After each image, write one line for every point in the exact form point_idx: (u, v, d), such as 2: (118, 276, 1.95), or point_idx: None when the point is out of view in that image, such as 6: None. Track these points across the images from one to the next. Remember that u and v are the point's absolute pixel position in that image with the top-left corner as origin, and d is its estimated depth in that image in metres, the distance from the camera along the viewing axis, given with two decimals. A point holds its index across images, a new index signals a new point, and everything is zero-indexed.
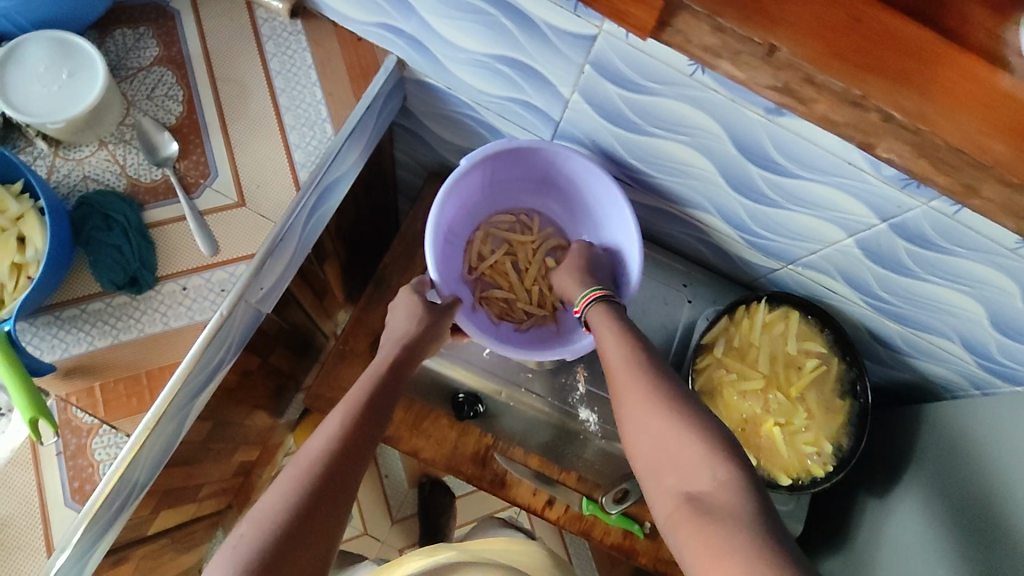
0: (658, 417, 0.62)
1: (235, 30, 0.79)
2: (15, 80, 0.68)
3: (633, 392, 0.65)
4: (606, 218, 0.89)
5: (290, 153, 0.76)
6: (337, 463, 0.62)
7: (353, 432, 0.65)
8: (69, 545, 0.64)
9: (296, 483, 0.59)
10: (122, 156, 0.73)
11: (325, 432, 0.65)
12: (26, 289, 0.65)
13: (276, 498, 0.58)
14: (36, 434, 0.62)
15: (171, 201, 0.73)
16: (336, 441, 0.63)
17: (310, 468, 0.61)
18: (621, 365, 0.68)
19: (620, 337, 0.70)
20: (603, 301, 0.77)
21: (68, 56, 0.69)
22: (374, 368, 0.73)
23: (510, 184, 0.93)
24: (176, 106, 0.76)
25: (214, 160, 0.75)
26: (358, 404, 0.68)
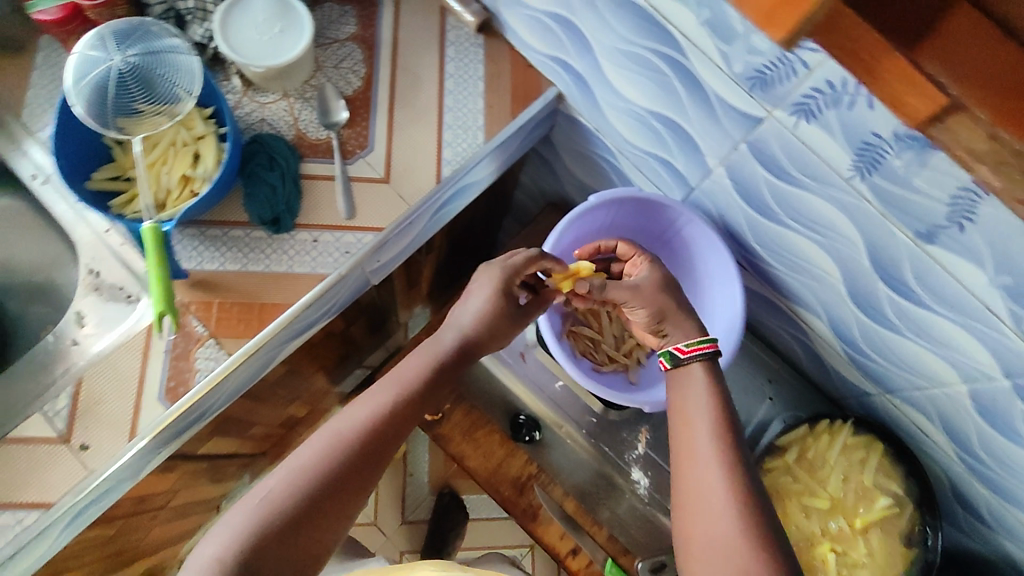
0: (718, 492, 0.59)
1: (425, 30, 0.87)
2: (235, 22, 0.76)
3: (699, 464, 0.62)
4: (715, 288, 0.88)
5: (440, 148, 0.82)
6: (369, 442, 0.63)
7: (396, 411, 0.66)
8: (149, 434, 0.67)
9: (331, 450, 0.60)
10: (298, 110, 0.81)
11: (362, 410, 0.65)
12: (189, 200, 0.72)
13: (313, 459, 0.59)
14: (158, 326, 0.66)
15: (325, 161, 0.79)
16: (378, 417, 0.65)
17: (339, 438, 0.62)
18: (696, 430, 0.65)
19: (713, 404, 0.66)
20: (696, 362, 0.70)
21: (283, 13, 0.77)
22: (435, 352, 0.72)
23: (628, 234, 0.95)
24: (356, 80, 0.83)
25: (375, 136, 0.81)
26: (409, 385, 0.68)
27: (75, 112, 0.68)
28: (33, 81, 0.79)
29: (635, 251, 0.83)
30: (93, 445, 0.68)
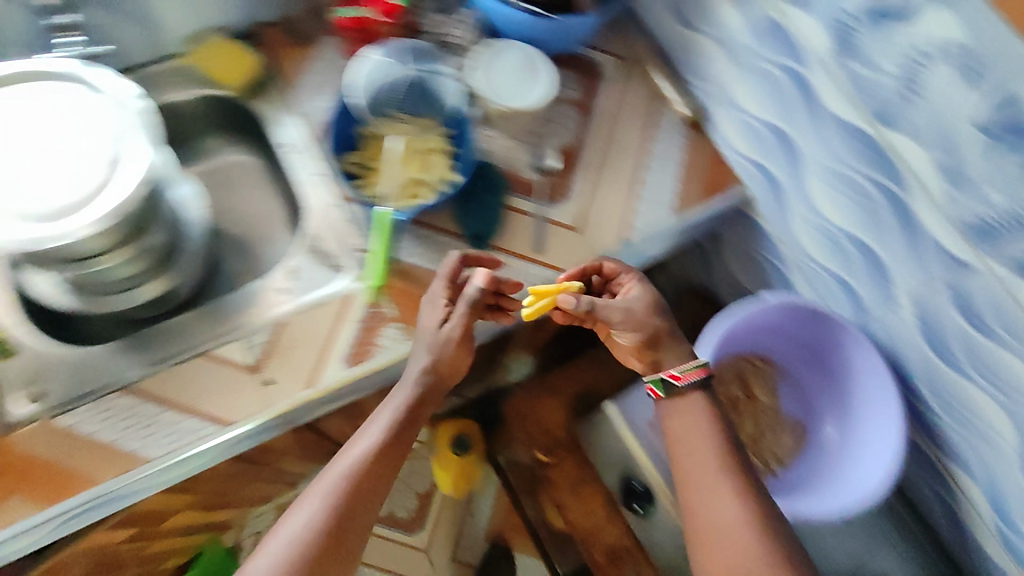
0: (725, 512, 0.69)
1: (639, 110, 0.95)
2: (490, 66, 0.87)
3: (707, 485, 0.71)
4: (870, 423, 0.84)
5: (631, 213, 0.88)
6: (365, 473, 0.69)
7: (367, 469, 0.69)
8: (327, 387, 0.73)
9: (313, 524, 0.65)
10: (514, 149, 0.89)
11: (363, 442, 0.71)
12: (417, 202, 0.80)
13: (295, 536, 0.64)
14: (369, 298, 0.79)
15: (527, 198, 0.87)
16: (352, 478, 0.68)
17: (338, 476, 0.68)
18: (704, 464, 0.72)
19: (712, 437, 0.74)
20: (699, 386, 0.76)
21: (529, 66, 0.87)
22: (410, 385, 0.73)
23: (791, 343, 0.94)
24: (571, 137, 0.92)
25: (576, 189, 0.89)
26: (379, 442, 0.71)
27: (352, 101, 0.83)
28: (309, 69, 0.92)
29: (621, 266, 0.81)
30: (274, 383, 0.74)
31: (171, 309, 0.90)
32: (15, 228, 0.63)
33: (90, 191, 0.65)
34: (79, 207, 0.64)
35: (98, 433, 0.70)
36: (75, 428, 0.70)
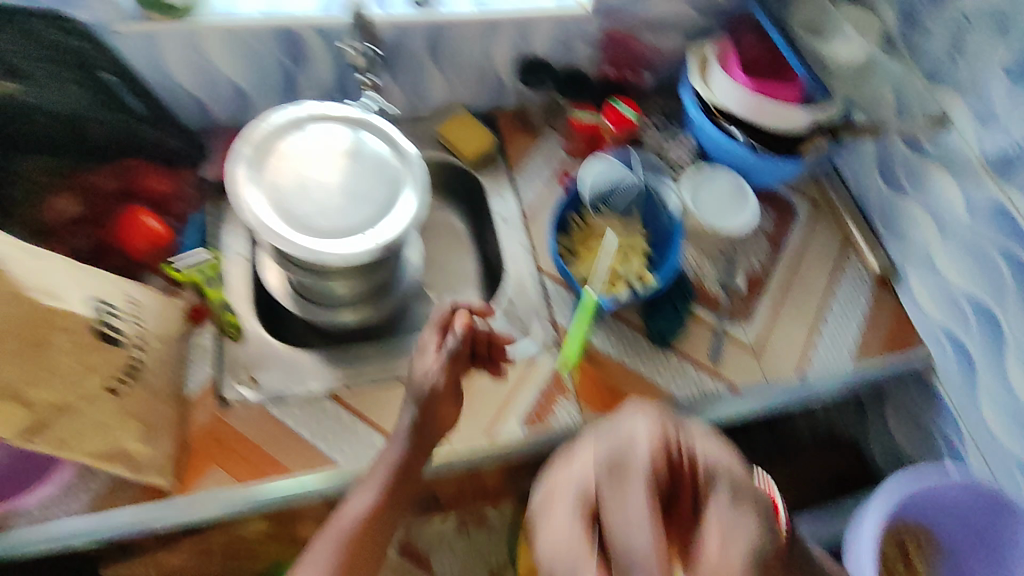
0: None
1: (827, 254, 0.98)
2: (701, 187, 0.95)
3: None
4: None
5: (809, 351, 0.90)
6: (363, 531, 0.65)
7: (374, 520, 0.66)
8: (504, 441, 0.80)
9: None
10: (703, 264, 0.94)
11: (357, 501, 0.67)
12: (620, 293, 0.85)
13: None
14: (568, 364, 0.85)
15: (710, 311, 0.91)
16: (359, 526, 0.65)
17: (334, 549, 0.63)
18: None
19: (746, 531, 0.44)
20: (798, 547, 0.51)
21: (739, 197, 0.95)
22: (399, 443, 0.71)
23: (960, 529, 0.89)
24: (760, 264, 0.96)
25: (757, 314, 0.92)
26: (377, 491, 0.68)
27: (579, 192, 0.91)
28: (531, 156, 1.02)
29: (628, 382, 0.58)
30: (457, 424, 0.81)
31: (354, 335, 0.97)
32: (314, 245, 0.72)
33: (363, 227, 0.74)
34: (352, 239, 0.73)
35: (307, 435, 0.77)
36: (288, 423, 0.77)
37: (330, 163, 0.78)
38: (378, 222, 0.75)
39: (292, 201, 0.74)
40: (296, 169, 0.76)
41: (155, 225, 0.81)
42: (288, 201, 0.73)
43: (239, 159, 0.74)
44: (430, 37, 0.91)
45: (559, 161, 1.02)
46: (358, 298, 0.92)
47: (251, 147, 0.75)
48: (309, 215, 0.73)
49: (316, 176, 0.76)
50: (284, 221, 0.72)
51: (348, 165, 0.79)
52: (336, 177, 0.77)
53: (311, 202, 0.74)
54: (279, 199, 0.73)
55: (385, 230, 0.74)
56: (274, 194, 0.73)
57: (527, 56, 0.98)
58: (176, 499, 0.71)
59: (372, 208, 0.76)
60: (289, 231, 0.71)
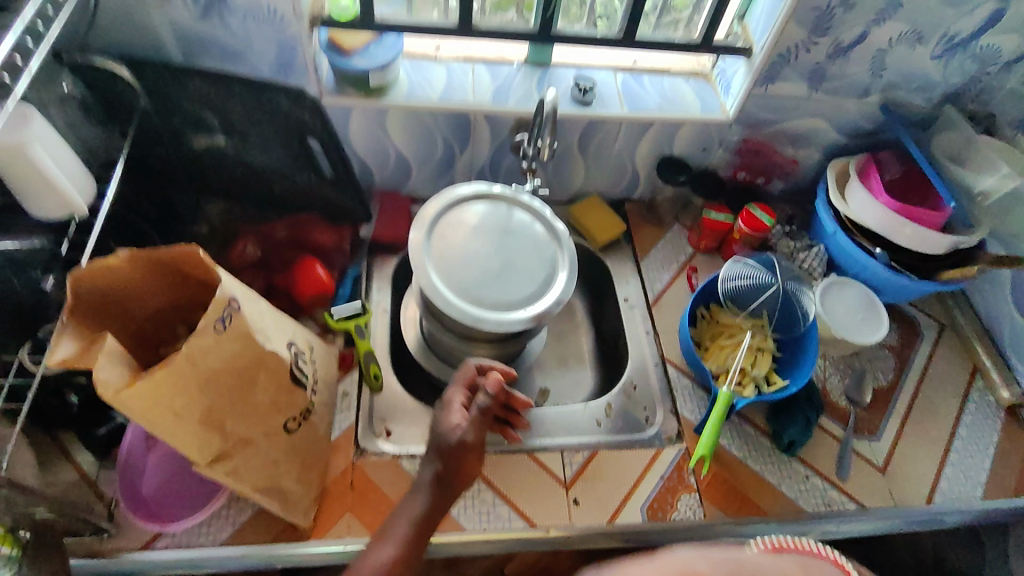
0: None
1: (952, 378, 1.00)
2: (833, 296, 0.97)
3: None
4: None
5: (937, 476, 0.91)
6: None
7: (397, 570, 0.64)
8: (626, 529, 0.79)
9: None
10: (829, 373, 0.97)
11: (381, 551, 0.65)
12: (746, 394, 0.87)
13: None
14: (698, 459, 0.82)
15: (839, 423, 0.93)
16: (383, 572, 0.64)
17: None
18: None
19: None
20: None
21: (869, 308, 0.97)
22: (425, 493, 0.70)
23: None
24: (885, 379, 0.99)
25: (884, 431, 0.94)
26: (403, 540, 0.66)
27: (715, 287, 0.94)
28: (658, 246, 1.07)
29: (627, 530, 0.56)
30: (579, 504, 0.81)
31: None
32: (480, 321, 0.77)
33: (520, 303, 0.80)
34: (510, 312, 0.79)
35: None
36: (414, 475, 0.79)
37: (493, 238, 0.84)
38: (533, 299, 0.80)
39: (459, 271, 0.80)
40: (464, 241, 0.83)
41: (322, 274, 0.87)
42: (455, 271, 0.81)
43: (419, 229, 0.83)
44: (583, 131, 0.98)
45: (685, 255, 1.06)
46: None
47: (429, 218, 0.84)
48: (472, 285, 0.80)
49: (480, 249, 0.83)
50: (450, 289, 0.79)
51: (508, 241, 0.84)
52: (497, 251, 0.83)
53: (475, 273, 0.81)
54: (448, 268, 0.81)
55: (540, 307, 0.79)
56: (444, 263, 0.81)
57: (666, 156, 1.05)
58: (312, 541, 0.72)
59: (528, 285, 0.81)
60: (454, 299, 0.78)
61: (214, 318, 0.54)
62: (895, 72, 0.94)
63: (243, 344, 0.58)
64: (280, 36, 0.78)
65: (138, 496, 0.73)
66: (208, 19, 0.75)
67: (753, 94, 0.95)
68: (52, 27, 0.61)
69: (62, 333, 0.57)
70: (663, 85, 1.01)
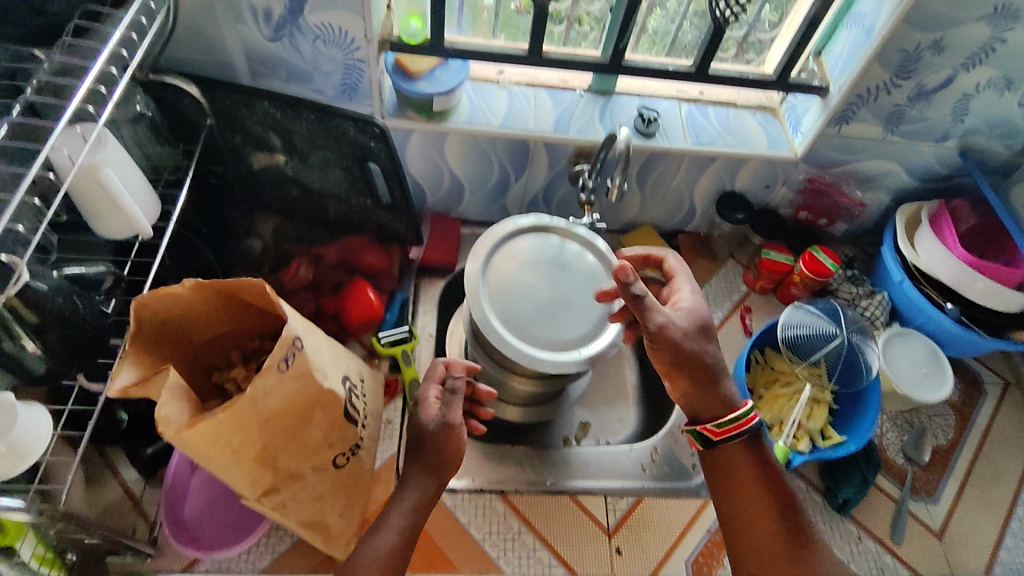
0: (789, 551, 0.68)
1: (1017, 440, 0.95)
2: (895, 347, 0.93)
3: (740, 508, 0.72)
4: None
5: (998, 545, 0.86)
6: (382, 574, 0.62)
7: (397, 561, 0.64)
8: None
9: None
10: (885, 427, 0.93)
11: (385, 535, 0.65)
12: (801, 450, 0.85)
13: None
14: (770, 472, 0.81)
15: (895, 482, 0.89)
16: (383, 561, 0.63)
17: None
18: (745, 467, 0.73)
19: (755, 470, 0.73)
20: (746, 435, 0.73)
21: (934, 363, 0.93)
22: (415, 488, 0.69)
23: None
24: (946, 437, 0.94)
25: (943, 493, 0.89)
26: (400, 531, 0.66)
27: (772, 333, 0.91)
28: (709, 283, 1.05)
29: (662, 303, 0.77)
30: (621, 552, 0.78)
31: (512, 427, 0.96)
32: (538, 362, 0.75)
33: (574, 342, 0.78)
34: (563, 352, 0.77)
35: (469, 525, 0.78)
36: (453, 510, 0.79)
37: (548, 272, 0.82)
38: (588, 340, 0.78)
39: (513, 305, 0.79)
40: (519, 274, 0.81)
41: (374, 298, 0.86)
42: (509, 305, 0.79)
43: (474, 260, 0.81)
44: (642, 163, 0.96)
45: (739, 293, 1.04)
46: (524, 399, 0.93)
47: (485, 248, 0.82)
48: (526, 321, 0.78)
49: (535, 283, 0.81)
50: (503, 324, 0.77)
51: (563, 276, 0.82)
52: (552, 286, 0.81)
53: (529, 308, 0.79)
54: (502, 302, 0.79)
55: (595, 349, 0.77)
56: (498, 297, 0.79)
57: (727, 191, 1.02)
58: None
59: (583, 323, 0.79)
60: (508, 335, 0.76)
61: (278, 359, 0.53)
62: (979, 119, 0.89)
63: (303, 383, 0.56)
64: (348, 59, 0.78)
65: (179, 520, 0.73)
66: (279, 41, 0.75)
67: (823, 135, 0.92)
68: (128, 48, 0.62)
69: (121, 362, 0.56)
70: (728, 118, 0.98)
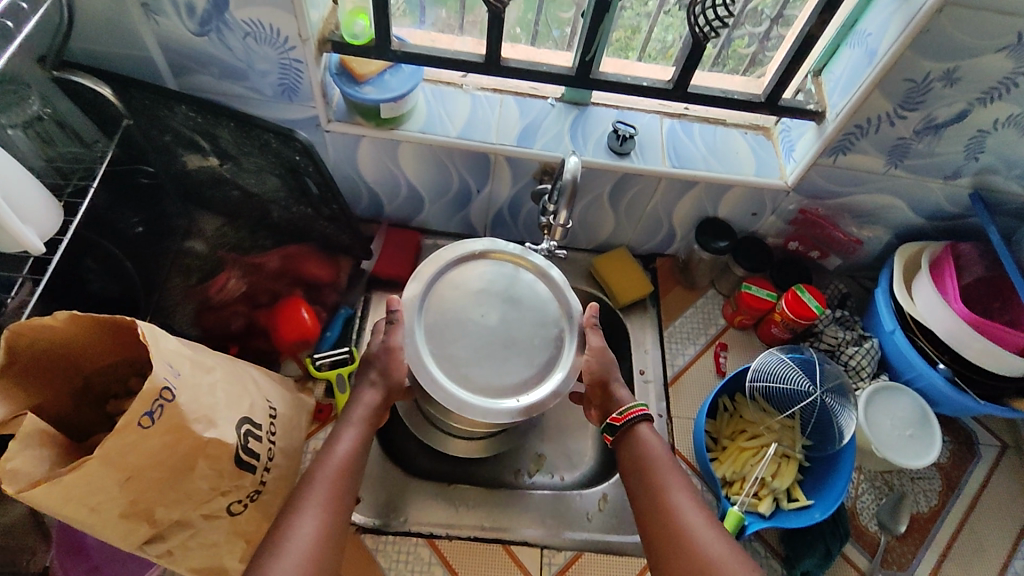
0: (689, 506, 0.62)
1: (1008, 513, 0.86)
2: (879, 403, 0.85)
3: (646, 484, 0.65)
4: None
5: None
6: (347, 473, 0.63)
7: (358, 458, 0.65)
8: None
9: (328, 507, 0.60)
10: (861, 488, 0.86)
11: (343, 442, 0.65)
12: (764, 510, 0.77)
13: (309, 522, 0.58)
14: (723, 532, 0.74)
15: (865, 553, 0.81)
16: (347, 454, 0.64)
17: (326, 478, 0.62)
18: (658, 461, 0.66)
19: (657, 451, 0.68)
20: (640, 421, 0.69)
21: (920, 423, 0.84)
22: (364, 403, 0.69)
23: None
24: (927, 504, 0.85)
25: (916, 567, 0.81)
26: (361, 436, 0.66)
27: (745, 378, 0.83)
28: (684, 314, 0.98)
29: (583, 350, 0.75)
30: None
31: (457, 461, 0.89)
32: (468, 410, 0.69)
33: (512, 390, 0.71)
34: (498, 400, 0.71)
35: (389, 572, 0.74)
36: (376, 554, 0.74)
37: (496, 304, 0.74)
38: (529, 387, 0.72)
39: (451, 342, 0.72)
40: (462, 306, 0.73)
41: (307, 318, 0.81)
42: (447, 341, 0.72)
43: (413, 287, 0.74)
44: (614, 184, 0.87)
45: (716, 327, 0.97)
46: (479, 435, 0.84)
47: (428, 274, 0.75)
48: (463, 362, 0.71)
49: (480, 317, 0.73)
50: (437, 363, 0.71)
51: (513, 311, 0.74)
52: (497, 320, 0.73)
53: (469, 346, 0.72)
54: (440, 338, 0.72)
55: (535, 399, 0.71)
56: (436, 331, 0.72)
57: (708, 217, 0.93)
58: None
59: (525, 367, 0.72)
60: (441, 377, 0.70)
61: (139, 414, 0.47)
62: (995, 158, 0.78)
63: (173, 438, 0.51)
64: (283, 58, 0.70)
65: (77, 548, 0.68)
66: (206, 36, 0.68)
67: (817, 163, 0.82)
68: (16, 41, 0.56)
69: None
70: (714, 137, 0.88)
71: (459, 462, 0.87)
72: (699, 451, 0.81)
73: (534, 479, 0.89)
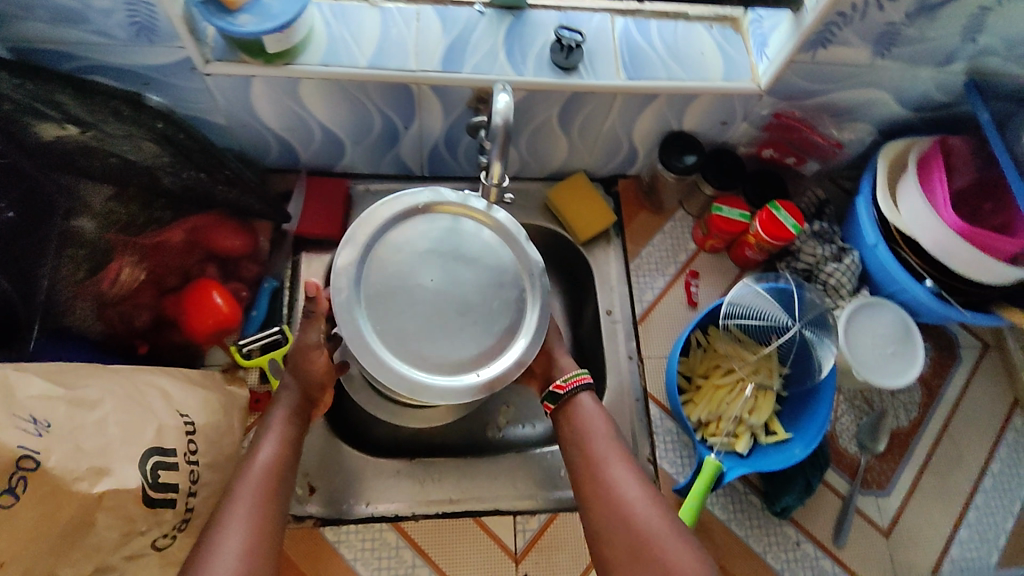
0: (629, 481, 0.61)
1: (987, 414, 0.85)
2: (859, 321, 0.80)
3: (584, 459, 0.63)
4: None
5: (950, 542, 0.78)
6: (275, 477, 0.56)
7: (283, 463, 0.58)
8: None
9: (255, 519, 0.53)
10: (841, 411, 0.83)
11: (264, 449, 0.58)
12: (742, 450, 0.74)
13: (235, 541, 0.51)
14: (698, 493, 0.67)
15: (845, 477, 0.80)
16: (268, 462, 0.57)
17: (246, 490, 0.55)
18: (596, 434, 0.64)
19: (596, 423, 0.65)
20: (583, 391, 0.67)
21: (902, 339, 0.79)
22: (281, 407, 0.62)
23: None
24: (907, 418, 0.83)
25: (896, 483, 0.80)
26: (283, 441, 0.59)
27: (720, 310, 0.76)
28: (651, 240, 0.89)
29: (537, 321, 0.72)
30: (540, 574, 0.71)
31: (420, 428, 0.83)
32: (428, 391, 0.62)
33: (471, 362, 0.64)
34: (455, 376, 0.64)
35: (355, 563, 0.69)
36: (339, 543, 0.70)
37: (447, 266, 0.65)
38: (490, 358, 0.65)
39: (399, 314, 0.63)
40: (411, 270, 0.64)
41: (222, 304, 0.73)
42: (393, 312, 0.63)
43: (349, 252, 0.64)
44: (563, 105, 0.75)
45: (686, 253, 0.89)
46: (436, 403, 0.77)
47: (367, 234, 0.65)
48: (413, 336, 0.63)
49: (429, 281, 0.65)
50: (384, 340, 0.63)
51: (464, 272, 0.66)
52: (449, 284, 0.65)
53: (419, 317, 0.64)
54: (386, 311, 0.63)
55: (497, 371, 0.64)
56: (381, 303, 0.63)
57: (672, 131, 0.82)
58: None
59: (484, 335, 0.65)
60: (390, 357, 0.62)
61: None
62: (996, 38, 0.67)
63: None
64: None
65: None
66: None
67: (794, 61, 0.70)
68: None
69: None
70: (675, 34, 0.75)
71: (422, 428, 0.82)
72: (670, 394, 0.76)
73: (506, 432, 0.84)
